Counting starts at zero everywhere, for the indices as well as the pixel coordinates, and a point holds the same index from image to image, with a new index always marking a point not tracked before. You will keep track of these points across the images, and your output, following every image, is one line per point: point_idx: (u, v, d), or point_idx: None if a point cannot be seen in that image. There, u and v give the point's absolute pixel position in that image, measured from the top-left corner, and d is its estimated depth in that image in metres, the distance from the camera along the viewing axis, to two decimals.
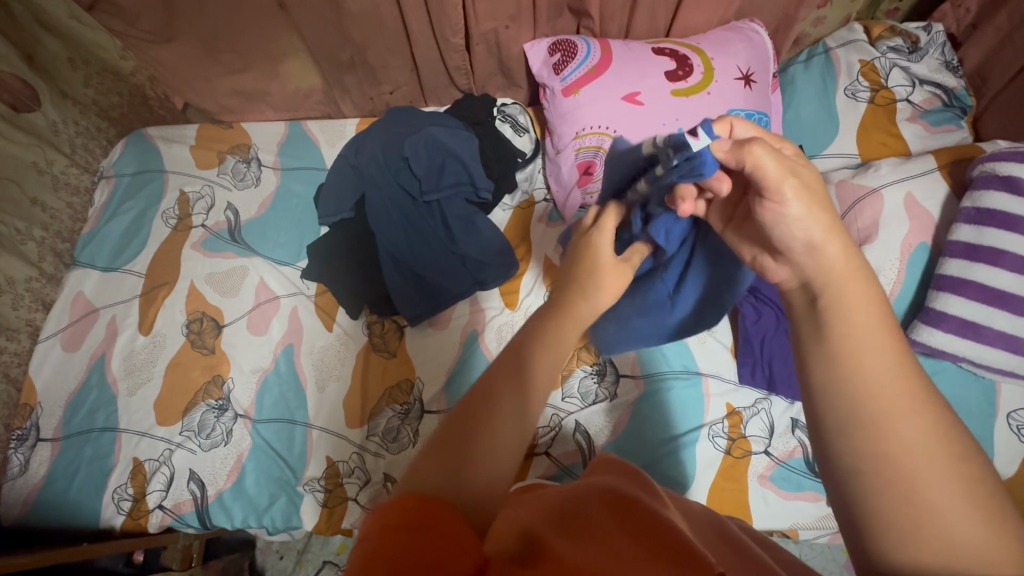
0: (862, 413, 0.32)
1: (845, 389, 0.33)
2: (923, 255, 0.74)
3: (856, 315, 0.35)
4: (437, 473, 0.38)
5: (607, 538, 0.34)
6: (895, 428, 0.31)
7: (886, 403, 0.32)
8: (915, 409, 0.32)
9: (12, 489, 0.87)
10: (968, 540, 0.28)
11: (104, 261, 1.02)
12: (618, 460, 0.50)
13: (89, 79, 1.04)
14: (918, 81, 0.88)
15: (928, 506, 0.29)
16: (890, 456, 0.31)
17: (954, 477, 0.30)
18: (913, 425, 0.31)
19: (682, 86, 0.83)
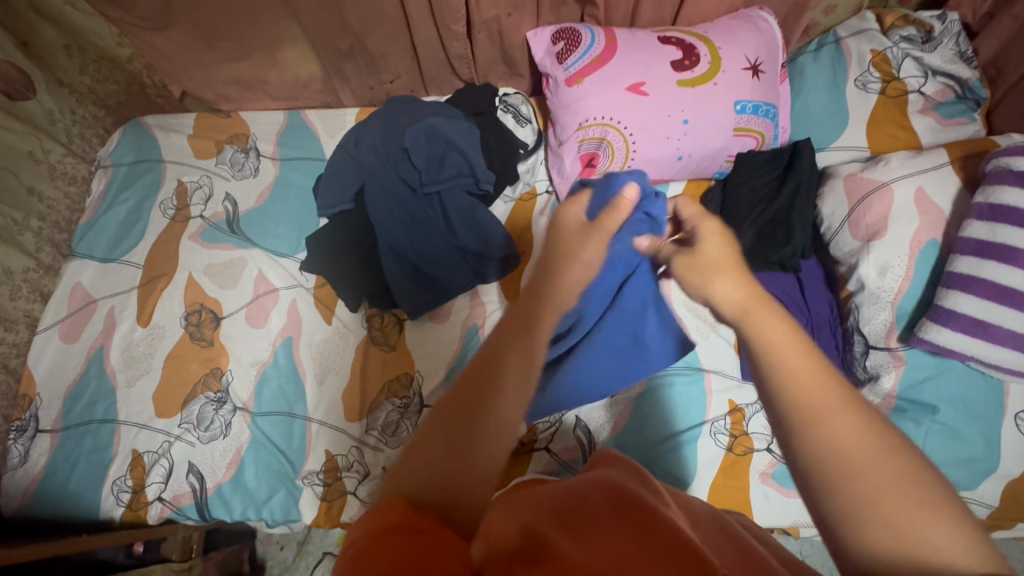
0: (797, 414, 0.34)
1: (780, 390, 0.35)
2: (933, 251, 0.72)
3: (774, 333, 0.38)
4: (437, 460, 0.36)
5: (607, 544, 0.34)
6: (829, 427, 0.32)
7: (817, 404, 0.33)
8: (845, 408, 0.33)
9: (11, 480, 0.87)
10: (920, 530, 0.28)
11: (102, 252, 1.01)
12: (620, 455, 0.50)
13: (85, 67, 1.02)
14: (931, 72, 0.86)
15: (869, 496, 0.30)
16: (830, 450, 0.32)
17: (892, 472, 0.30)
18: (847, 423, 0.32)
19: (688, 77, 0.82)
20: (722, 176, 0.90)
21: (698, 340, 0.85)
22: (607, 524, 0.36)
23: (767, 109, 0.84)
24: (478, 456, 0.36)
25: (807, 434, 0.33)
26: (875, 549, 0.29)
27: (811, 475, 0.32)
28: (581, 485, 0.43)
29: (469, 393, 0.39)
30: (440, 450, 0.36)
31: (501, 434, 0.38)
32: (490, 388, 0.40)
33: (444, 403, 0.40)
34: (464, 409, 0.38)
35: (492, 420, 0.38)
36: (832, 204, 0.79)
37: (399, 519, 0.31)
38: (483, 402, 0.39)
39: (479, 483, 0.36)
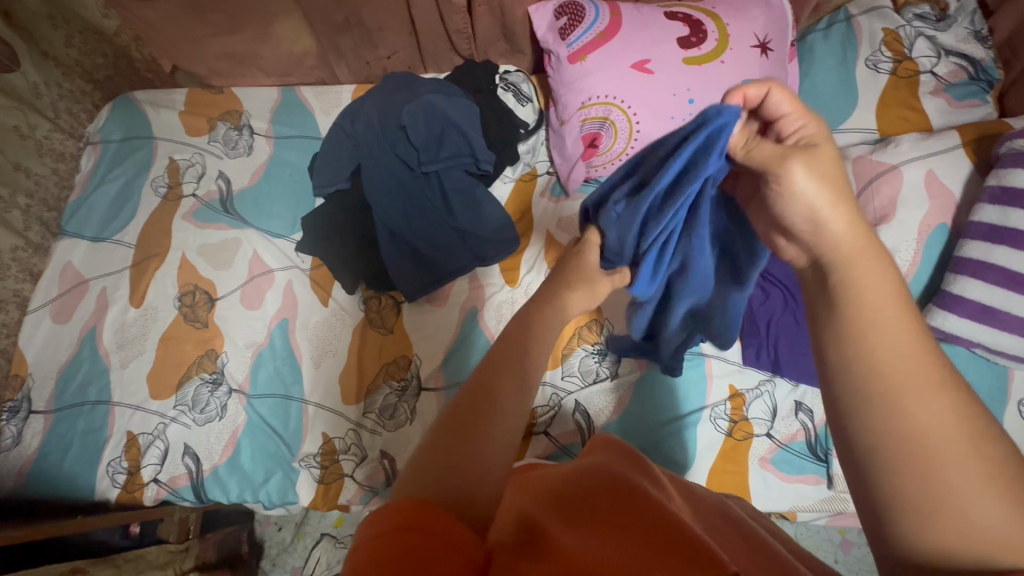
0: (871, 391, 0.30)
1: (859, 364, 0.31)
2: (941, 236, 0.71)
3: (870, 296, 0.33)
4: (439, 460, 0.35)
5: (614, 537, 0.33)
6: (906, 408, 0.29)
7: (901, 382, 0.30)
8: (934, 390, 0.29)
9: (5, 461, 0.86)
10: (989, 530, 0.26)
11: (92, 231, 0.99)
12: (616, 441, 0.49)
13: (70, 39, 0.99)
14: (943, 52, 0.84)
15: (942, 489, 0.27)
16: (902, 435, 0.29)
17: (977, 459, 0.27)
18: (931, 407, 0.29)
19: (695, 54, 0.79)
20: None
21: None
22: (609, 516, 0.35)
23: None
24: (489, 458, 0.36)
25: (878, 416, 0.30)
26: (934, 545, 0.27)
27: (875, 461, 0.29)
28: (578, 471, 0.42)
29: (480, 397, 0.39)
30: (441, 454, 0.35)
31: (510, 439, 0.38)
32: (501, 394, 0.39)
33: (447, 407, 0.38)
34: (477, 413, 0.38)
35: (505, 426, 0.38)
36: None
37: (410, 516, 0.29)
38: (494, 406, 0.38)
39: (490, 481, 0.35)
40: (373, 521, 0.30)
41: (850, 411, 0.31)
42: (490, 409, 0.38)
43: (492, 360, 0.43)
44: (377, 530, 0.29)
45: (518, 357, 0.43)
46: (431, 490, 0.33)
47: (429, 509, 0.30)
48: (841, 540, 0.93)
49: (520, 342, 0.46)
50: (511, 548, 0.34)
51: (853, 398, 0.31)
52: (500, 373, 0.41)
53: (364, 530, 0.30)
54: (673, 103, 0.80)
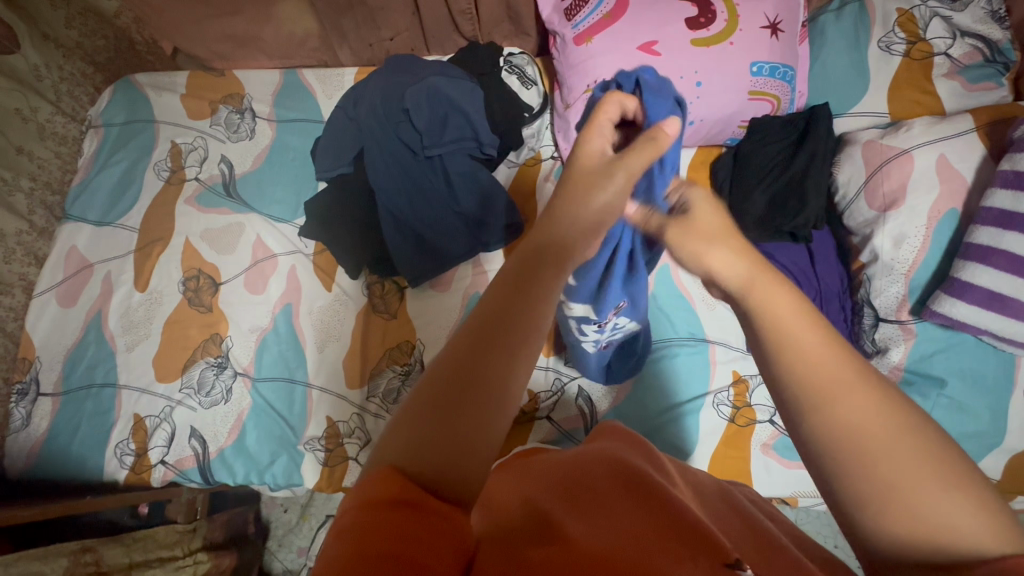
0: (805, 390, 0.31)
1: (786, 368, 0.32)
2: (952, 222, 0.70)
3: (784, 309, 0.34)
4: (435, 426, 0.32)
5: (614, 527, 0.33)
6: (840, 404, 0.30)
7: (823, 385, 0.31)
8: (857, 387, 0.30)
9: (15, 442, 0.87)
10: (939, 515, 0.26)
11: (96, 215, 0.99)
12: (621, 427, 0.50)
13: (71, 20, 0.98)
14: (959, 33, 0.81)
15: (890, 480, 0.28)
16: (836, 432, 0.29)
17: (909, 447, 0.28)
18: (856, 402, 0.30)
19: (702, 35, 0.77)
20: (735, 143, 0.86)
21: (704, 311, 0.83)
22: (614, 505, 0.35)
23: (785, 71, 0.80)
24: (479, 434, 0.32)
25: (817, 415, 0.30)
26: (892, 535, 0.27)
27: (823, 457, 0.30)
28: (582, 460, 0.42)
29: (472, 357, 0.34)
30: (437, 423, 0.32)
31: (506, 409, 0.33)
32: (494, 357, 0.34)
33: (444, 363, 0.34)
34: (467, 377, 0.33)
35: (497, 398, 0.33)
36: (849, 172, 0.77)
37: (396, 501, 0.28)
38: (489, 373, 0.33)
39: (479, 461, 0.32)
40: (362, 493, 0.29)
41: (793, 412, 0.32)
42: (483, 378, 0.33)
43: (495, 309, 0.36)
44: (359, 509, 0.28)
45: (521, 307, 0.36)
46: (412, 463, 0.30)
47: (414, 492, 0.29)
48: (841, 525, 0.94)
49: (530, 282, 0.38)
50: (513, 530, 0.35)
51: (789, 394, 0.32)
52: (498, 330, 0.35)
53: (346, 506, 0.29)
54: (681, 86, 0.79)
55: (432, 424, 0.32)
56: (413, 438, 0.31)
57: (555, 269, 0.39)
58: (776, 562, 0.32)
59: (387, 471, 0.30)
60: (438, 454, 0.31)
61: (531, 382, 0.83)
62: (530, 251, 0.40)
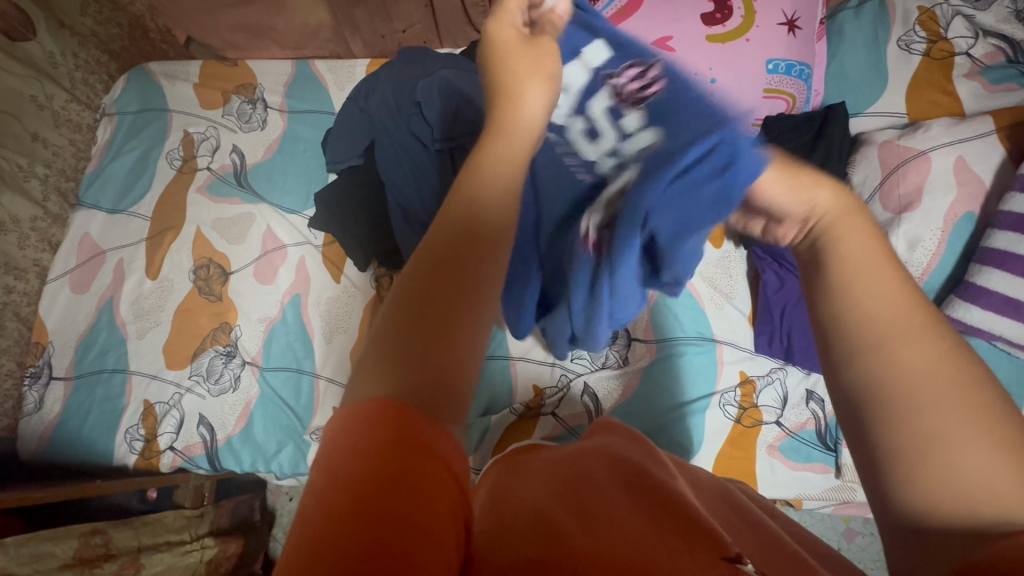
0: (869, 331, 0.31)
1: (840, 320, 0.32)
2: (968, 226, 0.69)
3: (832, 259, 0.34)
4: (422, 367, 0.29)
5: (616, 522, 0.33)
6: (887, 351, 0.30)
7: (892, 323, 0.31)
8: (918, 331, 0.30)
9: (28, 425, 0.89)
10: (975, 482, 0.26)
11: (109, 202, 1.00)
12: (620, 424, 0.49)
13: (86, 8, 0.99)
14: (981, 32, 0.80)
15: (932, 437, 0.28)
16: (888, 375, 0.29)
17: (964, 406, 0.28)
18: (918, 347, 0.30)
19: (718, 32, 0.77)
20: None
21: (712, 310, 0.83)
22: (619, 505, 0.35)
23: (801, 69, 0.79)
24: (466, 356, 0.31)
25: (873, 362, 0.30)
26: (933, 494, 0.27)
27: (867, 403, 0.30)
28: (582, 459, 0.42)
29: (451, 280, 0.32)
30: (422, 359, 0.29)
31: (486, 330, 0.32)
32: (471, 285, 0.32)
33: (416, 292, 0.31)
34: (448, 305, 0.31)
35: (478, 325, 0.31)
36: (864, 171, 0.75)
37: (389, 455, 0.26)
38: (467, 301, 0.31)
39: (466, 397, 0.31)
40: (349, 447, 0.27)
41: (837, 362, 0.32)
42: (464, 296, 0.31)
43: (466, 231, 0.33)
44: (356, 458, 0.26)
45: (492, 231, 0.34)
46: (401, 394, 0.28)
47: (406, 442, 0.27)
48: (846, 528, 0.93)
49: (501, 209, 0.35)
50: (516, 530, 0.34)
51: (832, 341, 0.33)
52: (474, 253, 0.33)
53: (333, 460, 0.26)
54: None
55: (416, 359, 0.29)
56: (397, 366, 0.29)
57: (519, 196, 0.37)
58: (775, 561, 0.31)
59: (381, 408, 0.27)
60: (428, 384, 0.29)
61: (537, 376, 0.83)
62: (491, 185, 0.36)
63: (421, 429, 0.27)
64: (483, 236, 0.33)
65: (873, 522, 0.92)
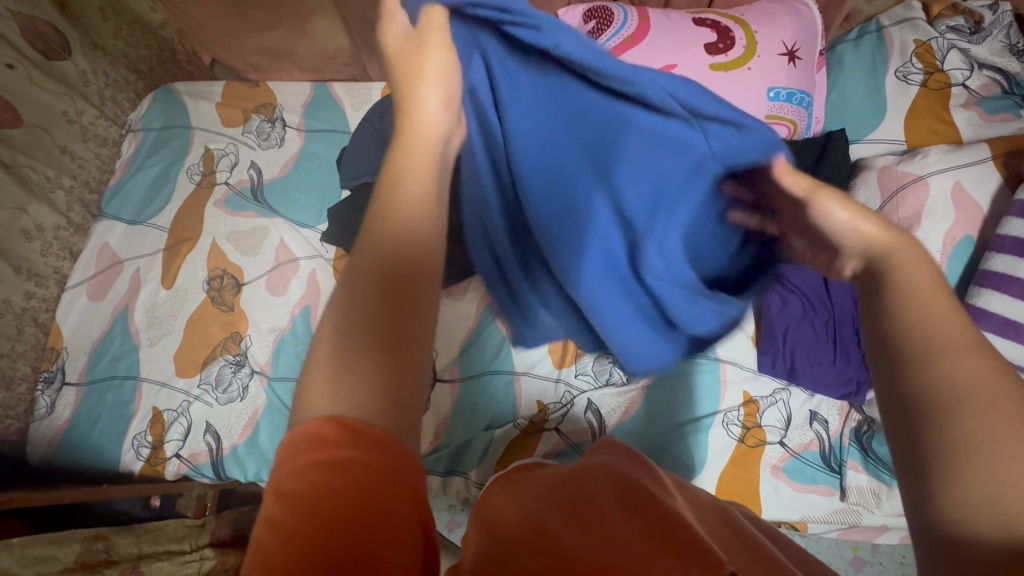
0: (917, 344, 0.32)
1: (902, 331, 0.33)
2: (968, 249, 0.71)
3: (913, 285, 0.35)
4: (365, 361, 0.31)
5: (605, 534, 0.34)
6: (941, 368, 0.31)
7: (938, 342, 0.32)
8: (972, 352, 0.31)
9: (38, 430, 0.90)
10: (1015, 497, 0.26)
11: (129, 214, 1.03)
12: (616, 441, 0.49)
13: (119, 31, 1.06)
14: (977, 65, 0.83)
15: (969, 442, 0.28)
16: (935, 386, 0.30)
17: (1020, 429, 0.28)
18: (966, 364, 0.30)
19: (720, 61, 0.80)
20: None
21: None
22: (619, 521, 0.35)
23: (801, 97, 0.82)
24: (400, 360, 0.32)
25: (927, 371, 0.31)
26: (965, 505, 0.27)
27: (912, 410, 0.31)
28: (579, 473, 0.43)
29: (374, 284, 0.34)
30: (361, 355, 0.32)
31: (418, 325, 0.34)
32: (401, 281, 0.34)
33: (351, 291, 0.34)
34: (382, 304, 0.33)
35: (410, 309, 0.33)
36: (865, 196, 0.77)
37: (335, 462, 0.28)
38: (396, 298, 0.33)
39: (411, 386, 0.32)
40: (301, 456, 0.29)
41: (893, 369, 0.33)
42: (387, 347, 0.32)
43: (369, 281, 0.34)
44: (306, 476, 0.28)
45: (422, 228, 0.36)
46: (345, 407, 0.30)
47: (349, 447, 0.28)
48: (853, 557, 0.91)
49: (421, 218, 0.37)
50: (512, 544, 0.35)
51: (893, 356, 0.33)
52: (377, 304, 0.33)
53: (289, 470, 0.29)
54: None
55: (361, 359, 0.32)
56: (335, 387, 0.31)
57: (427, 248, 0.36)
58: None
59: (326, 423, 0.29)
60: (379, 401, 0.30)
61: (541, 393, 0.83)
62: (402, 212, 0.37)
63: (356, 437, 0.29)
64: (411, 236, 0.36)
65: (882, 550, 0.91)
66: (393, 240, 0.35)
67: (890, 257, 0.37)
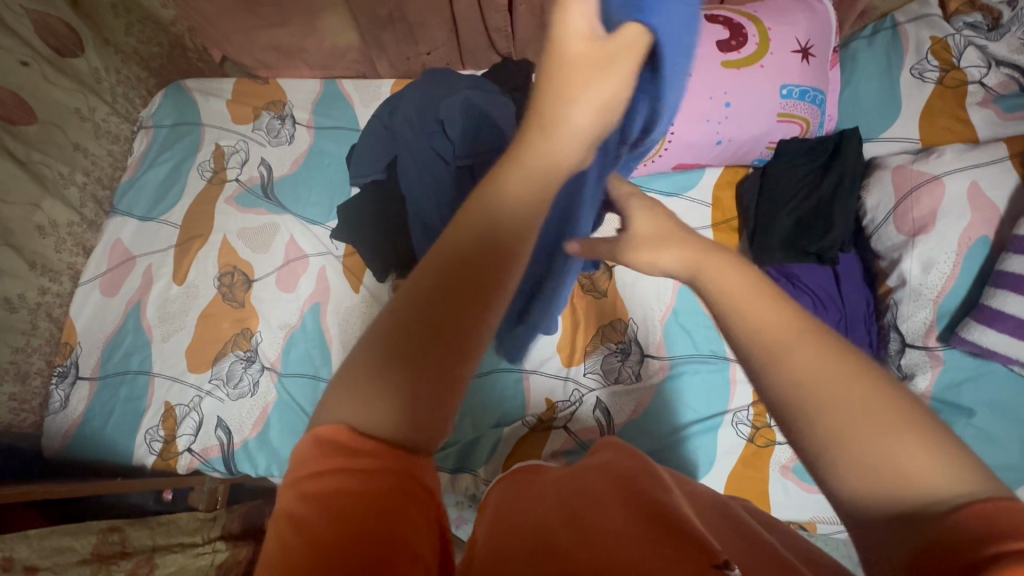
0: (761, 342, 0.31)
1: (745, 331, 0.32)
2: (983, 250, 0.70)
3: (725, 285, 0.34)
4: (401, 388, 0.29)
5: (603, 532, 0.34)
6: (791, 364, 0.30)
7: (773, 337, 0.31)
8: (798, 340, 0.30)
9: (52, 423, 0.91)
10: (908, 472, 0.26)
11: (141, 210, 1.04)
12: (617, 440, 0.50)
13: (130, 28, 1.05)
14: (994, 63, 0.80)
15: (830, 431, 0.27)
16: (791, 381, 0.29)
17: (865, 402, 0.27)
18: (801, 356, 0.30)
19: (734, 57, 0.79)
20: (762, 164, 0.88)
21: None
22: (618, 520, 0.35)
23: (815, 95, 0.82)
24: (443, 396, 0.30)
25: (775, 369, 0.30)
26: (858, 490, 0.27)
27: (783, 412, 0.30)
28: (581, 473, 0.43)
29: (431, 307, 0.30)
30: (404, 382, 0.29)
31: (471, 363, 0.31)
32: (461, 312, 0.30)
33: (408, 308, 0.30)
34: (439, 336, 0.30)
35: (467, 350, 0.30)
36: (878, 196, 0.78)
37: (363, 479, 0.28)
38: (452, 333, 0.30)
39: (440, 417, 0.30)
40: (320, 461, 0.28)
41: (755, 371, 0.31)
42: (439, 349, 0.29)
43: (430, 303, 0.30)
44: (330, 482, 0.28)
45: (504, 261, 0.31)
46: (379, 428, 0.29)
47: (377, 470, 0.28)
48: None
49: (495, 244, 0.32)
50: (518, 540, 0.36)
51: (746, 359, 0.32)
52: (431, 334, 0.30)
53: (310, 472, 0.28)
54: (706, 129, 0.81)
55: (404, 384, 0.29)
56: (366, 400, 0.29)
57: (513, 231, 0.32)
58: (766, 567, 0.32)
59: (349, 436, 0.29)
60: (413, 429, 0.29)
61: (550, 391, 0.83)
62: (476, 231, 0.32)
63: (388, 463, 0.28)
64: (489, 265, 0.31)
65: None
66: (483, 226, 0.32)
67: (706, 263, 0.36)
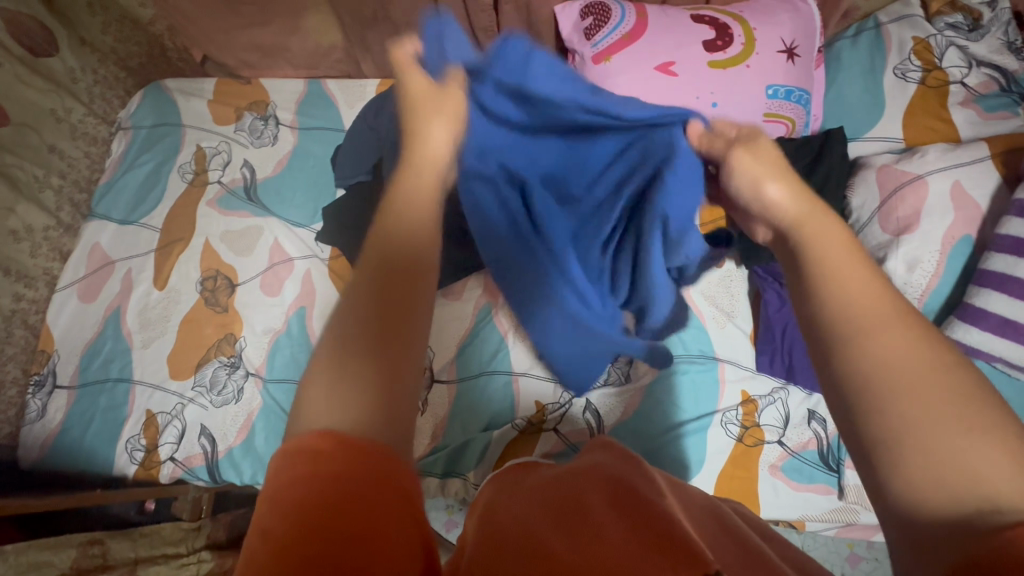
0: (848, 319, 0.33)
1: (831, 311, 0.34)
2: (967, 248, 0.71)
3: (830, 257, 0.36)
4: (356, 384, 0.31)
5: (595, 539, 0.33)
6: (876, 345, 0.31)
7: (868, 318, 0.32)
8: (893, 326, 0.31)
9: (29, 433, 0.89)
10: (972, 469, 0.26)
11: (120, 213, 1.01)
12: (611, 441, 0.49)
13: (107, 27, 1.03)
14: (975, 62, 0.82)
15: (904, 422, 0.28)
16: (873, 367, 0.30)
17: (942, 390, 0.28)
18: (892, 341, 0.31)
19: (720, 57, 0.80)
20: None
21: (714, 330, 0.84)
22: (606, 524, 0.34)
23: (801, 95, 0.82)
24: (398, 386, 0.32)
25: (855, 353, 0.31)
26: (920, 488, 0.27)
27: (846, 388, 0.31)
28: (568, 476, 0.42)
29: (370, 309, 0.34)
30: (355, 379, 0.31)
31: (416, 352, 0.33)
32: (397, 307, 0.34)
33: (350, 315, 0.34)
34: (379, 331, 0.33)
35: (407, 340, 0.33)
36: (863, 195, 0.77)
37: (330, 477, 0.27)
38: (394, 328, 0.33)
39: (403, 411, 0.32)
40: (290, 465, 0.28)
41: (828, 353, 0.33)
42: (384, 340, 0.33)
43: (365, 307, 0.34)
44: (301, 486, 0.27)
45: (420, 263, 0.37)
46: (338, 423, 0.29)
47: (345, 466, 0.27)
48: (850, 553, 0.91)
49: (416, 252, 0.37)
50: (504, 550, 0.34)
51: (825, 335, 0.33)
52: (374, 330, 0.33)
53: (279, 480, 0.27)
54: None
55: (355, 379, 0.31)
56: (327, 403, 0.30)
57: (423, 253, 0.38)
58: None
59: (317, 437, 0.28)
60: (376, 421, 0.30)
61: (539, 393, 0.83)
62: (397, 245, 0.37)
63: (355, 461, 0.28)
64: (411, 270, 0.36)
65: (877, 547, 0.91)
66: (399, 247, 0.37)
67: (804, 229, 0.39)
